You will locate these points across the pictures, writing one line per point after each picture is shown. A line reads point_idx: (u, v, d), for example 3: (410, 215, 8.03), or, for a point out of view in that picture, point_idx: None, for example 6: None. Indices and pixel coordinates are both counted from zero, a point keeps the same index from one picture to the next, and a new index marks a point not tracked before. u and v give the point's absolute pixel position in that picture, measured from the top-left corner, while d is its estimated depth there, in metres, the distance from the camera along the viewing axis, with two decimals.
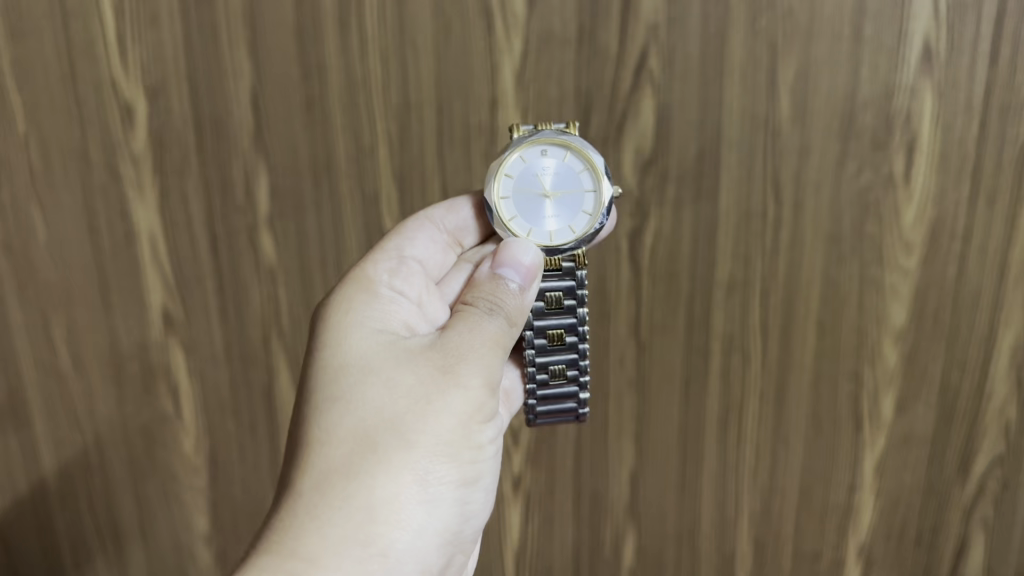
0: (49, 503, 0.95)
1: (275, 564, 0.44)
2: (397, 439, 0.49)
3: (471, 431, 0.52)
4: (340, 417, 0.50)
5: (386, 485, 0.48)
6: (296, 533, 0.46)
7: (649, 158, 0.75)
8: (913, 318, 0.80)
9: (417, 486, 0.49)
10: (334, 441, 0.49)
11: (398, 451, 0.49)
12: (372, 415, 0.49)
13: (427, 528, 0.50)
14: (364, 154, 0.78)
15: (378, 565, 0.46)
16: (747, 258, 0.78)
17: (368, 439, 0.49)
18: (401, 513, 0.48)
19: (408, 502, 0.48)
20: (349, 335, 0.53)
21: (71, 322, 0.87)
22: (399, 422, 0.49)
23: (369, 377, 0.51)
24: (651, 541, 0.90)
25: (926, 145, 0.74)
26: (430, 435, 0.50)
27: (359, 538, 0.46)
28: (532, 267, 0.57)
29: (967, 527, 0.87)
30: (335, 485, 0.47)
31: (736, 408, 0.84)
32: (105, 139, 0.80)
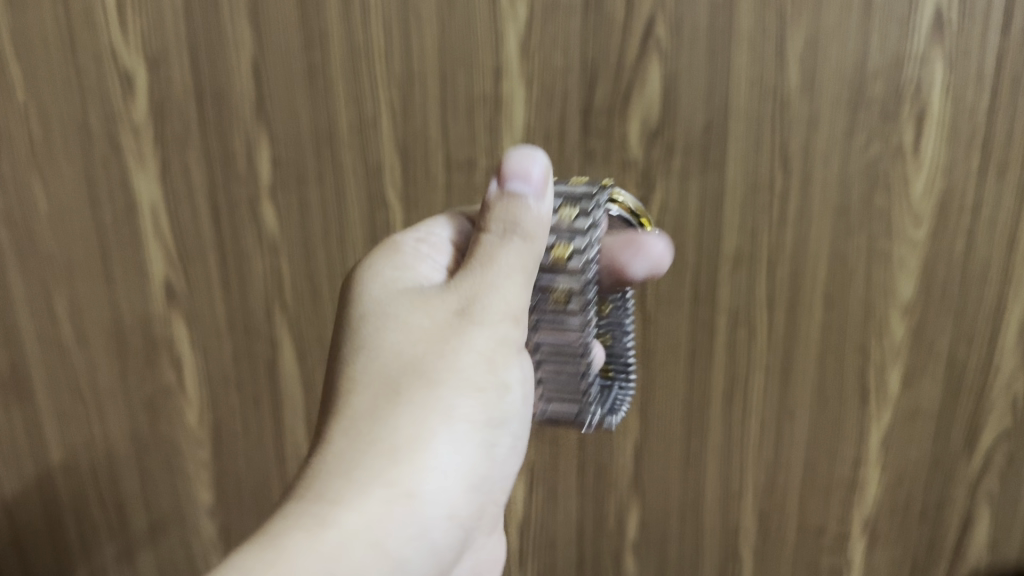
0: (54, 472, 0.96)
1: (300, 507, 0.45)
2: (420, 380, 0.49)
3: (497, 365, 0.51)
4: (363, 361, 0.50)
5: (411, 427, 0.48)
6: (320, 477, 0.46)
7: (656, 128, 0.74)
8: (921, 291, 0.78)
9: (444, 426, 0.49)
10: (357, 384, 0.49)
11: (421, 392, 0.48)
12: (396, 356, 0.49)
13: (455, 470, 0.49)
14: (366, 124, 0.77)
15: (403, 506, 0.46)
16: (754, 229, 0.77)
17: (391, 381, 0.49)
18: (426, 454, 0.48)
19: (433, 442, 0.48)
20: (375, 278, 0.53)
21: (74, 293, 0.88)
22: (421, 362, 0.49)
23: (389, 318, 0.51)
24: (653, 514, 0.91)
25: (935, 117, 0.72)
26: (456, 372, 0.49)
27: (382, 479, 0.46)
28: (543, 177, 0.53)
29: (973, 501, 0.86)
30: (358, 430, 0.47)
31: (742, 382, 0.84)
32: (106, 109, 0.80)
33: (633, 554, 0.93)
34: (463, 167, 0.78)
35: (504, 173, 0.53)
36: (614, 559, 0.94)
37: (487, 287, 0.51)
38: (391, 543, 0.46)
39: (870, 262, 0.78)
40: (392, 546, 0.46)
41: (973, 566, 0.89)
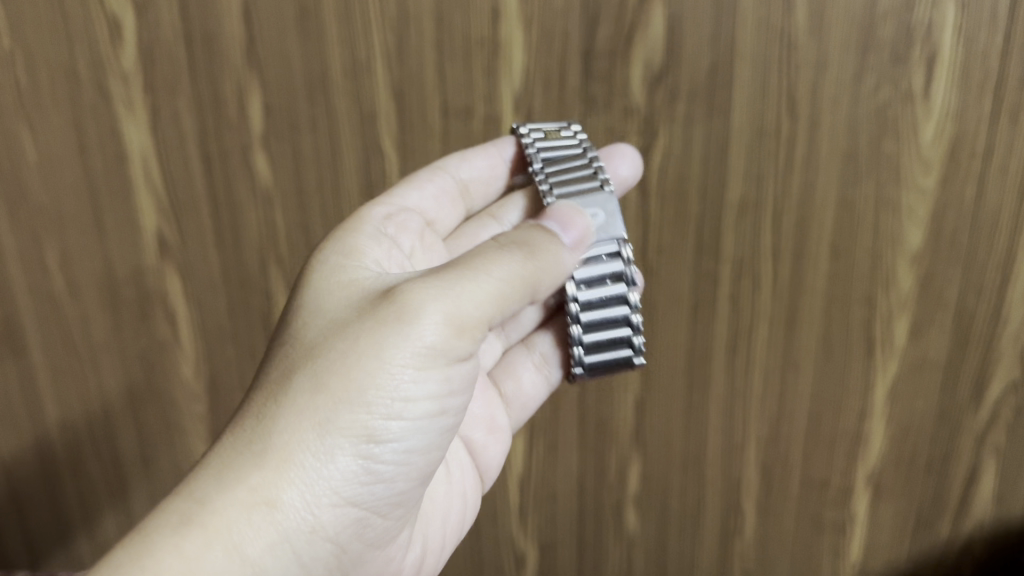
0: (49, 426, 0.95)
1: (173, 505, 0.46)
2: (310, 385, 0.48)
3: (407, 380, 0.48)
4: (282, 359, 0.51)
5: (284, 432, 0.47)
6: (199, 476, 0.47)
7: (658, 73, 0.72)
8: (930, 240, 0.76)
9: (323, 434, 0.47)
10: (264, 386, 0.50)
11: (307, 396, 0.48)
12: (308, 357, 0.49)
13: (341, 480, 0.48)
14: (361, 70, 0.75)
15: (264, 514, 0.46)
16: (760, 177, 0.75)
17: (287, 382, 0.49)
18: (304, 462, 0.47)
19: (315, 452, 0.47)
20: (328, 284, 0.54)
21: (66, 246, 0.86)
22: (318, 367, 0.48)
23: (317, 323, 0.51)
24: (656, 467, 0.90)
25: (946, 59, 0.69)
26: (355, 377, 0.48)
27: (248, 485, 0.46)
28: (571, 223, 0.58)
29: (980, 454, 0.85)
30: (246, 429, 0.48)
31: (746, 333, 0.82)
32: (93, 54, 0.77)
33: (634, 509, 0.92)
34: (460, 115, 0.76)
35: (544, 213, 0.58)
36: (614, 512, 0.93)
37: (410, 299, 0.49)
38: (251, 549, 0.45)
39: (877, 210, 0.75)
40: (253, 554, 0.45)
41: (978, 518, 0.88)
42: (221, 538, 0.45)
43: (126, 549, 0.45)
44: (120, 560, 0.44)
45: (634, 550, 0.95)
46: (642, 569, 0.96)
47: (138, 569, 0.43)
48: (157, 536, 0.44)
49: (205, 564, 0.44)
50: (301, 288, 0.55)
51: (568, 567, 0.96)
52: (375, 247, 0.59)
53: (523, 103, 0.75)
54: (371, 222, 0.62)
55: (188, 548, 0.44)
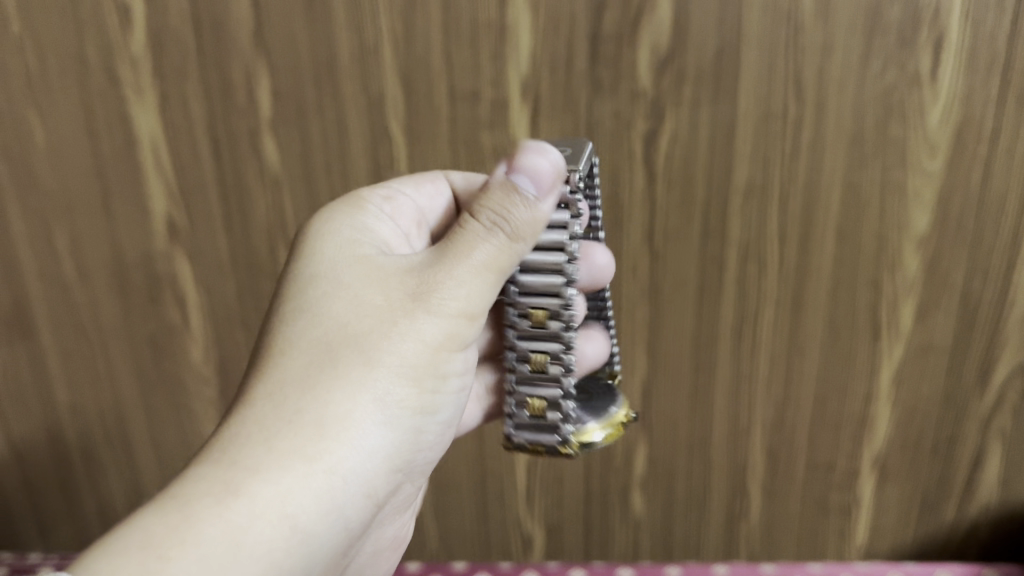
0: (59, 408, 0.95)
1: (214, 471, 0.44)
2: (358, 356, 0.47)
3: (439, 360, 0.49)
4: (304, 326, 0.48)
5: (338, 402, 0.46)
6: (238, 442, 0.45)
7: (666, 57, 0.72)
8: (936, 223, 0.76)
9: (375, 405, 0.47)
10: (291, 351, 0.47)
11: (358, 368, 0.47)
12: (338, 326, 0.48)
13: (382, 449, 0.48)
14: (367, 55, 0.75)
15: (322, 483, 0.45)
16: (766, 161, 0.75)
17: (329, 351, 0.47)
18: (353, 433, 0.46)
19: (361, 421, 0.47)
20: (333, 247, 0.51)
21: (74, 231, 0.86)
22: (363, 338, 0.47)
23: (338, 291, 0.49)
24: (662, 452, 0.90)
25: (953, 42, 0.69)
26: (396, 357, 0.48)
27: (302, 454, 0.45)
28: (552, 172, 0.49)
29: (985, 435, 0.86)
30: (286, 396, 0.46)
31: (752, 317, 0.82)
32: (101, 39, 0.76)
33: (640, 492, 0.93)
34: (467, 100, 0.76)
35: (515, 161, 0.49)
36: (620, 496, 0.93)
37: (450, 276, 0.48)
38: (303, 517, 0.44)
39: (884, 194, 0.76)
40: (304, 521, 0.44)
41: (983, 502, 0.90)
42: (280, 505, 0.43)
43: (173, 517, 0.42)
44: (165, 526, 0.41)
45: (640, 532, 0.96)
46: (649, 550, 0.97)
47: (181, 540, 0.41)
48: (208, 504, 0.42)
49: (266, 531, 0.43)
50: (298, 252, 0.52)
51: (575, 548, 0.97)
52: (375, 217, 0.56)
53: (530, 88, 0.74)
54: (367, 201, 0.57)
55: (246, 517, 0.42)
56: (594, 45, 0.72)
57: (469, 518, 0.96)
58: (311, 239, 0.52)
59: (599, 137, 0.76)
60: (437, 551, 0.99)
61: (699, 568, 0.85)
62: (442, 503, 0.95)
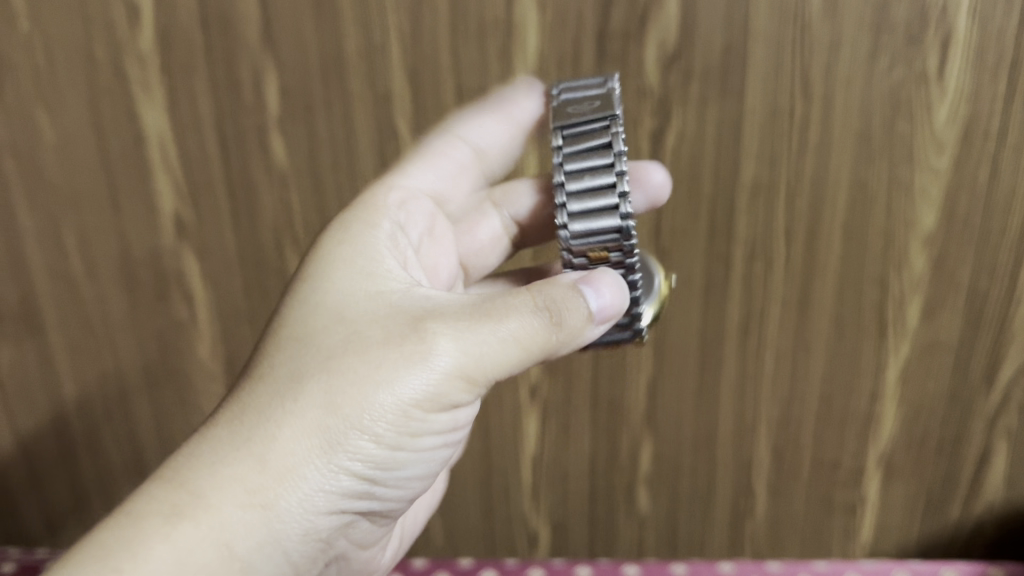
0: (67, 404, 0.96)
1: (164, 489, 0.45)
2: (325, 399, 0.47)
3: (417, 417, 0.48)
4: (292, 356, 0.49)
5: (291, 443, 0.46)
6: (198, 461, 0.46)
7: (673, 54, 0.72)
8: (943, 221, 0.76)
9: (330, 453, 0.47)
10: (271, 378, 0.48)
11: (321, 412, 0.47)
12: (320, 365, 0.48)
13: (334, 495, 0.48)
14: (375, 51, 0.75)
15: (257, 520, 0.45)
16: (773, 159, 0.75)
17: (300, 387, 0.47)
18: (297, 475, 0.46)
19: (312, 466, 0.47)
20: (342, 285, 0.52)
21: (82, 227, 0.86)
22: (336, 383, 0.47)
23: (337, 327, 0.49)
24: (668, 449, 0.90)
25: (961, 40, 0.69)
26: (365, 407, 0.47)
27: (245, 487, 0.45)
28: (611, 306, 0.51)
29: (990, 434, 0.86)
30: (248, 424, 0.47)
31: (758, 315, 0.82)
32: (109, 36, 0.77)
33: (645, 489, 0.93)
34: (474, 97, 0.76)
35: (585, 278, 0.51)
36: (626, 494, 0.93)
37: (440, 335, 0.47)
38: (234, 552, 0.45)
39: (890, 192, 0.76)
40: (243, 551, 0.45)
41: (989, 500, 0.90)
42: (212, 537, 0.44)
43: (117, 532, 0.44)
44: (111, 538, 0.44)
45: (646, 529, 0.96)
46: (654, 547, 0.97)
47: (123, 553, 0.43)
48: (151, 523, 0.44)
49: (191, 560, 0.43)
50: (314, 275, 0.53)
51: (580, 545, 0.97)
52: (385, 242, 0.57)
53: None
54: (384, 203, 0.61)
55: (184, 540, 0.44)
56: (602, 42, 0.72)
57: (475, 515, 0.96)
58: (329, 265, 0.53)
59: None
60: (443, 547, 1.00)
61: (704, 564, 0.85)
62: (447, 499, 0.95)
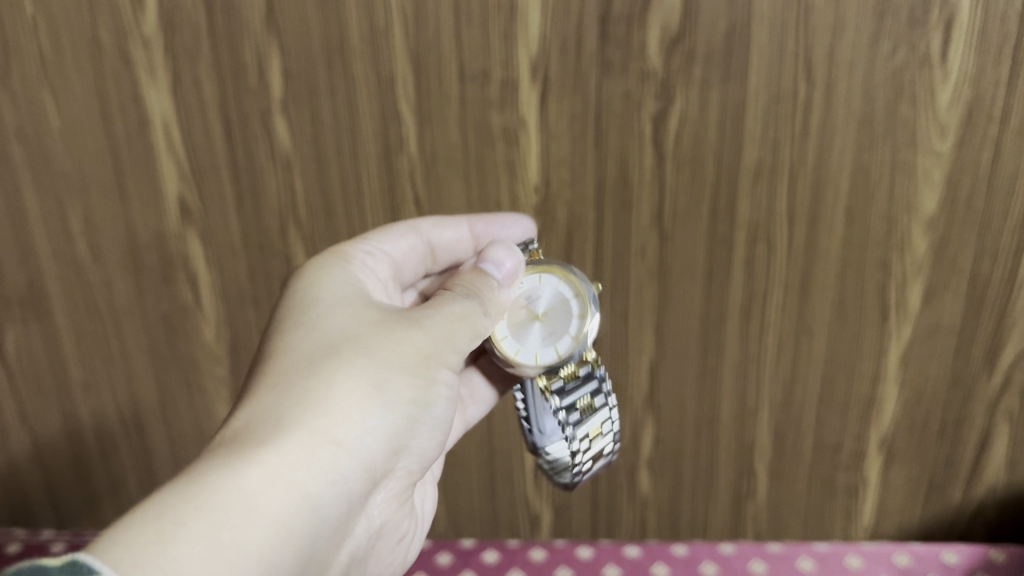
0: (73, 387, 0.96)
1: (224, 450, 0.44)
2: (356, 350, 0.49)
3: (432, 368, 0.52)
4: (304, 334, 0.50)
5: (337, 387, 0.48)
6: (245, 426, 0.46)
7: (676, 37, 0.72)
8: (945, 205, 0.77)
9: (371, 394, 0.49)
10: (291, 352, 0.50)
11: (356, 359, 0.49)
12: (336, 332, 0.50)
13: (380, 440, 0.50)
14: (378, 35, 0.75)
15: (323, 456, 0.46)
16: (776, 142, 0.75)
17: (330, 349, 0.49)
18: (349, 414, 0.48)
19: (358, 406, 0.48)
20: (321, 284, 0.54)
21: (87, 211, 0.86)
22: (360, 340, 0.50)
23: (338, 308, 0.52)
24: (670, 432, 0.91)
25: (964, 24, 0.69)
26: (388, 353, 0.50)
27: (306, 428, 0.46)
28: (512, 271, 0.59)
29: (992, 417, 0.86)
30: (289, 384, 0.48)
31: (760, 298, 0.82)
32: (115, 20, 0.76)
33: (647, 472, 0.93)
34: (477, 80, 0.76)
35: (482, 256, 0.59)
36: (628, 476, 0.94)
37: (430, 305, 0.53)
38: (312, 485, 0.45)
39: (893, 176, 0.76)
40: (314, 487, 0.45)
41: (990, 483, 0.90)
42: (289, 470, 0.44)
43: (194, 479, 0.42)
44: (187, 485, 0.42)
45: (647, 511, 0.97)
46: (656, 529, 0.98)
47: (201, 492, 0.41)
48: (226, 467, 0.43)
49: (278, 491, 0.43)
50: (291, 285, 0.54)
51: (583, 527, 0.98)
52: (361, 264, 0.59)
53: (540, 68, 0.74)
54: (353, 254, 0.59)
55: (263, 478, 0.43)
56: (603, 25, 0.72)
57: (478, 498, 0.97)
58: (302, 274, 0.55)
59: (609, 117, 0.76)
60: (446, 530, 1.00)
61: (706, 545, 0.85)
62: (450, 482, 0.96)
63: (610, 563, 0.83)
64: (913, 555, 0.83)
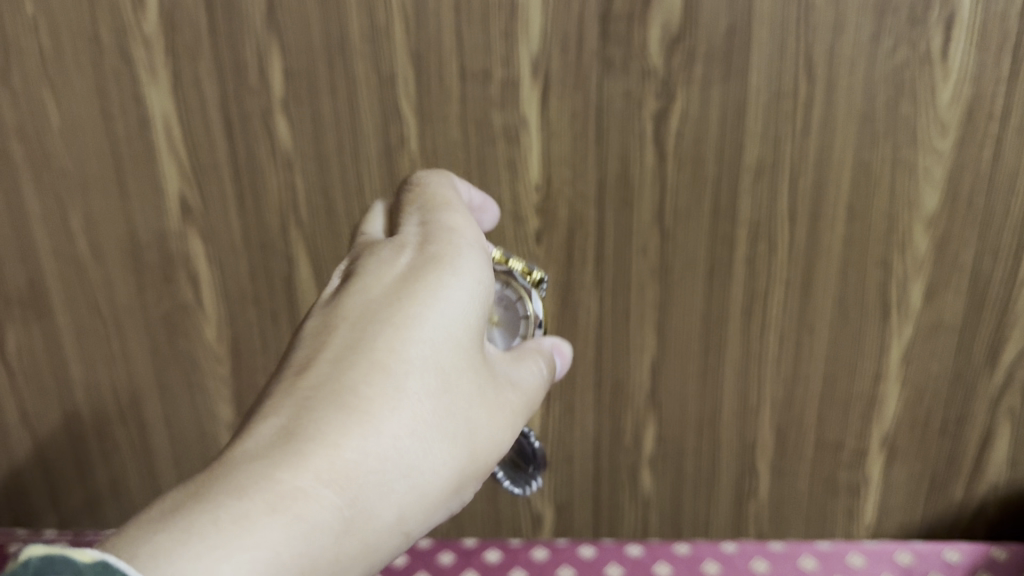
0: (73, 385, 0.96)
1: (312, 532, 0.39)
2: (457, 457, 0.45)
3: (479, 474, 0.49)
4: (442, 394, 0.44)
5: (422, 493, 0.44)
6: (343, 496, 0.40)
7: (677, 35, 0.72)
8: (946, 203, 0.77)
9: (439, 502, 0.45)
10: (419, 418, 0.43)
11: (453, 471, 0.45)
12: (458, 421, 0.45)
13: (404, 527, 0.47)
14: (379, 34, 0.75)
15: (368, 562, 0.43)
16: (777, 140, 0.75)
17: (444, 441, 0.44)
18: (413, 521, 0.44)
19: (424, 514, 0.45)
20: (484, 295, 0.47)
21: (88, 210, 0.86)
22: (468, 443, 0.46)
23: (473, 378, 0.46)
24: (672, 430, 0.91)
25: (965, 22, 0.69)
26: (472, 466, 0.47)
27: (373, 535, 0.42)
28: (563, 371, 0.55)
29: (993, 415, 0.86)
30: (397, 471, 0.42)
31: (761, 296, 0.82)
32: (115, 19, 0.76)
33: (648, 471, 0.93)
34: (478, 79, 0.76)
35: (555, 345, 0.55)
36: (630, 475, 0.94)
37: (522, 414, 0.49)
38: None
39: (894, 174, 0.76)
40: None
41: (991, 481, 0.90)
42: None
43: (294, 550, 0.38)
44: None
45: (649, 510, 0.97)
46: (658, 528, 0.98)
47: None
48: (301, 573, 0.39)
49: None
50: (449, 274, 0.46)
51: (585, 526, 0.98)
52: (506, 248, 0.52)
53: (541, 67, 0.74)
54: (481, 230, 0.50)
55: None
56: (603, 23, 0.72)
57: (480, 497, 0.97)
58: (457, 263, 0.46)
59: (610, 116, 0.76)
60: (448, 529, 1.00)
61: (708, 544, 0.85)
62: None
63: (612, 563, 0.83)
64: (915, 554, 0.83)
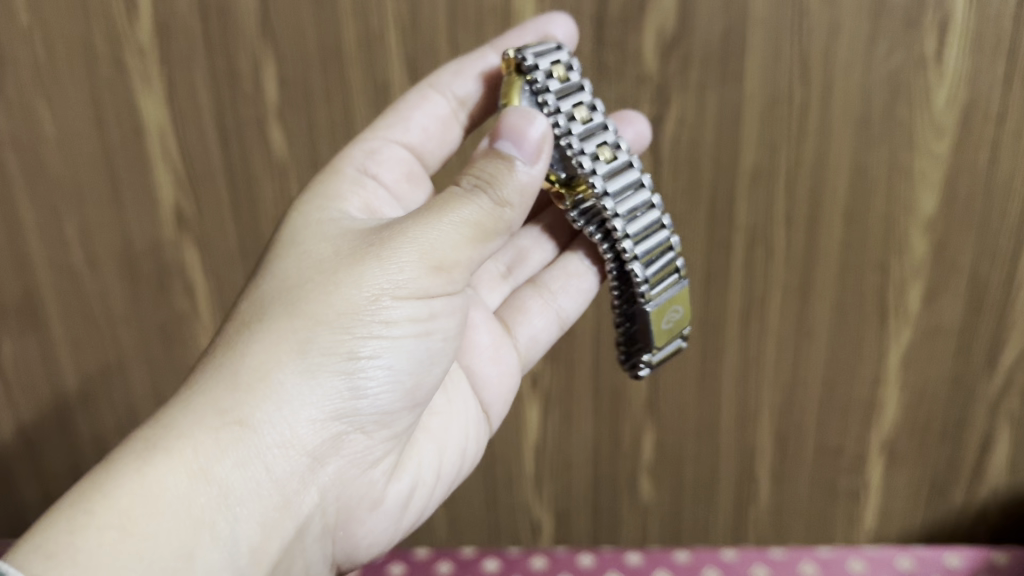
0: (69, 395, 0.96)
1: (139, 439, 0.46)
2: (285, 314, 0.50)
3: (378, 307, 0.50)
4: (258, 303, 0.52)
5: (255, 358, 0.49)
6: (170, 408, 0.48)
7: (672, 41, 0.71)
8: (943, 206, 0.76)
9: (296, 357, 0.49)
10: (234, 331, 0.51)
11: (283, 327, 0.49)
12: (280, 297, 0.51)
13: (316, 399, 0.49)
14: (374, 41, 0.74)
15: (234, 432, 0.47)
16: (773, 144, 0.75)
17: (263, 320, 0.50)
18: (267, 384, 0.48)
19: (278, 373, 0.48)
20: (295, 239, 0.55)
21: (83, 220, 0.86)
22: (294, 301, 0.50)
23: (290, 270, 0.52)
24: (671, 436, 0.90)
25: (960, 25, 0.69)
26: (317, 312, 0.50)
27: (213, 408, 0.47)
28: (540, 135, 0.51)
29: (994, 419, 0.86)
30: (220, 363, 0.49)
31: (759, 302, 0.82)
32: (108, 28, 0.76)
33: (648, 477, 0.93)
34: None
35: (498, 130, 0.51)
36: (629, 481, 0.93)
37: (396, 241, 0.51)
38: (217, 466, 0.46)
39: (891, 178, 0.75)
40: (220, 469, 0.46)
41: (992, 485, 0.90)
42: (189, 458, 0.45)
43: (102, 474, 0.45)
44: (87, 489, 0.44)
45: (649, 516, 0.96)
46: (657, 534, 0.98)
47: (93, 494, 0.43)
48: (128, 462, 0.45)
49: (173, 483, 0.44)
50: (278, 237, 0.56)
51: (584, 532, 0.98)
52: (355, 201, 0.59)
53: None
54: (352, 166, 0.62)
55: (154, 474, 0.44)
56: (598, 28, 0.71)
57: (478, 506, 0.96)
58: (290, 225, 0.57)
59: None
60: (446, 537, 1.00)
61: (708, 551, 0.85)
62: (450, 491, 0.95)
63: (612, 571, 0.83)
64: (916, 559, 0.83)
